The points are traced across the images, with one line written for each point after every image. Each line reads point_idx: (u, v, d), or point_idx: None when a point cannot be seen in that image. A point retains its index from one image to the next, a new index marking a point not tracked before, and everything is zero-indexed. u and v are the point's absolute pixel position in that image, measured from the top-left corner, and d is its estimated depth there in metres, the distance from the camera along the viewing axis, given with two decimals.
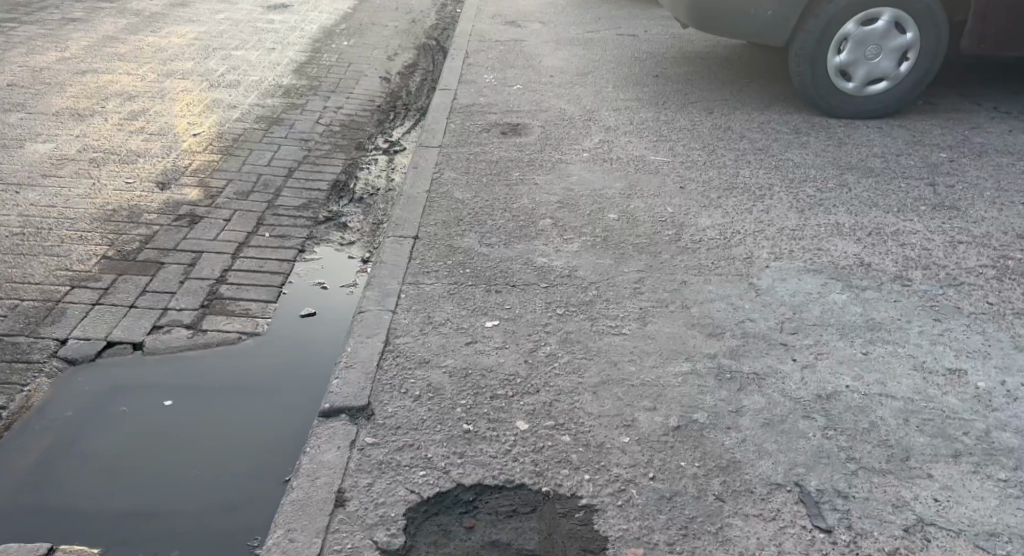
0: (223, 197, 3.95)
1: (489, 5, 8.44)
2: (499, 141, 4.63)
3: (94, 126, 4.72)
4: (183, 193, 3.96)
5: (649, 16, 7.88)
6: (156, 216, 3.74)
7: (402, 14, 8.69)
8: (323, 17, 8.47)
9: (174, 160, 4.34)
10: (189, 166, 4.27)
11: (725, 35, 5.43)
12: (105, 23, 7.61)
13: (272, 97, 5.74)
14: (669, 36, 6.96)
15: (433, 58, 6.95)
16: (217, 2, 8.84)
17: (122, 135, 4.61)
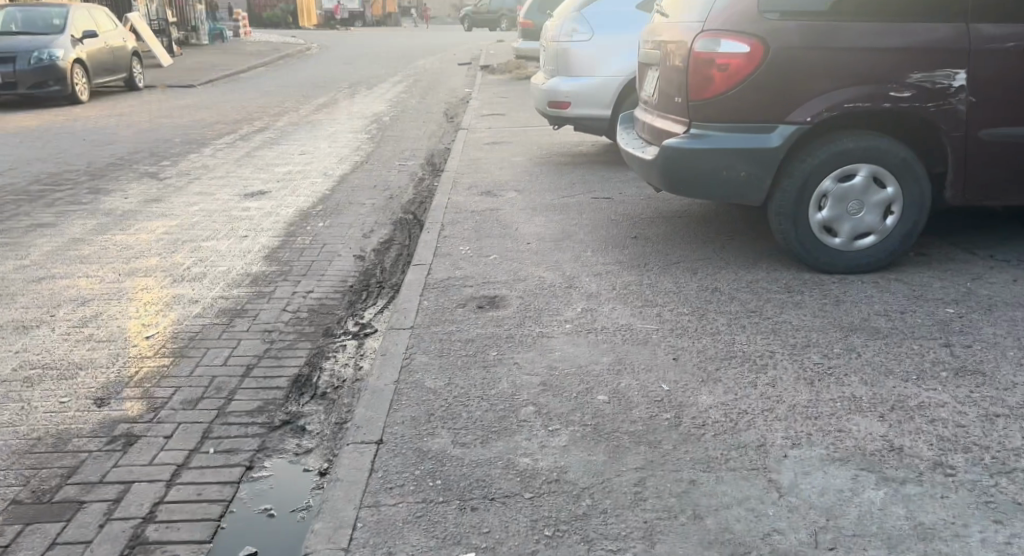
0: (166, 408, 3.64)
1: (465, 176, 8.41)
2: (475, 316, 4.33)
3: (37, 343, 4.49)
4: (122, 407, 3.65)
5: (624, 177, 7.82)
6: (85, 441, 3.35)
7: (378, 190, 8.65)
8: (298, 198, 8.41)
9: (119, 370, 4.09)
10: (134, 375, 4.01)
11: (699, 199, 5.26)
12: (75, 225, 7.48)
13: (238, 286, 5.50)
14: (645, 196, 6.85)
15: (409, 232, 6.80)
16: (195, 195, 8.78)
17: (67, 348, 4.40)
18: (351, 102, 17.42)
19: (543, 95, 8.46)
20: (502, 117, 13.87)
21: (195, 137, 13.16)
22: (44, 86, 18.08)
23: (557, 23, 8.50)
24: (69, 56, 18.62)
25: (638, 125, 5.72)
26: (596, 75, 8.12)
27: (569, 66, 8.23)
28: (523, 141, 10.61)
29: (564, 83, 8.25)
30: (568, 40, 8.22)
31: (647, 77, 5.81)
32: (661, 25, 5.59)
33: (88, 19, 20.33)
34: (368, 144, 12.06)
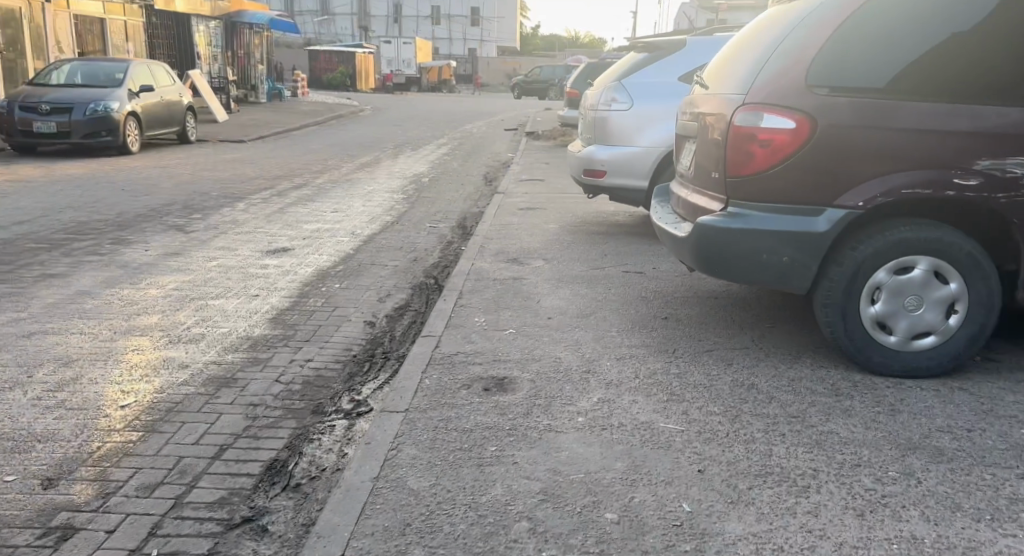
0: (117, 494, 3.29)
1: (493, 242, 8.03)
2: (477, 400, 3.88)
3: (3, 407, 4.17)
4: (70, 493, 3.31)
5: (660, 250, 7.39)
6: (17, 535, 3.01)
7: (404, 252, 8.32)
8: (320, 257, 8.10)
9: (81, 444, 3.76)
10: (95, 451, 3.67)
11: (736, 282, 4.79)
12: (87, 277, 7.21)
13: (235, 351, 5.13)
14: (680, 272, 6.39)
15: (427, 297, 6.42)
16: (216, 249, 8.50)
17: (34, 414, 4.09)
18: (392, 162, 17.32)
19: (578, 162, 8.12)
20: (540, 183, 13.58)
21: (231, 190, 13.04)
22: (97, 137, 18.23)
23: (596, 90, 8.20)
24: (123, 108, 18.82)
25: (673, 200, 5.30)
26: (633, 143, 7.76)
27: (606, 133, 7.89)
28: (558, 208, 10.26)
29: (600, 151, 7.90)
30: (606, 107, 7.90)
31: (683, 150, 5.40)
32: (700, 95, 5.20)
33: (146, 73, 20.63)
34: (402, 205, 11.82)
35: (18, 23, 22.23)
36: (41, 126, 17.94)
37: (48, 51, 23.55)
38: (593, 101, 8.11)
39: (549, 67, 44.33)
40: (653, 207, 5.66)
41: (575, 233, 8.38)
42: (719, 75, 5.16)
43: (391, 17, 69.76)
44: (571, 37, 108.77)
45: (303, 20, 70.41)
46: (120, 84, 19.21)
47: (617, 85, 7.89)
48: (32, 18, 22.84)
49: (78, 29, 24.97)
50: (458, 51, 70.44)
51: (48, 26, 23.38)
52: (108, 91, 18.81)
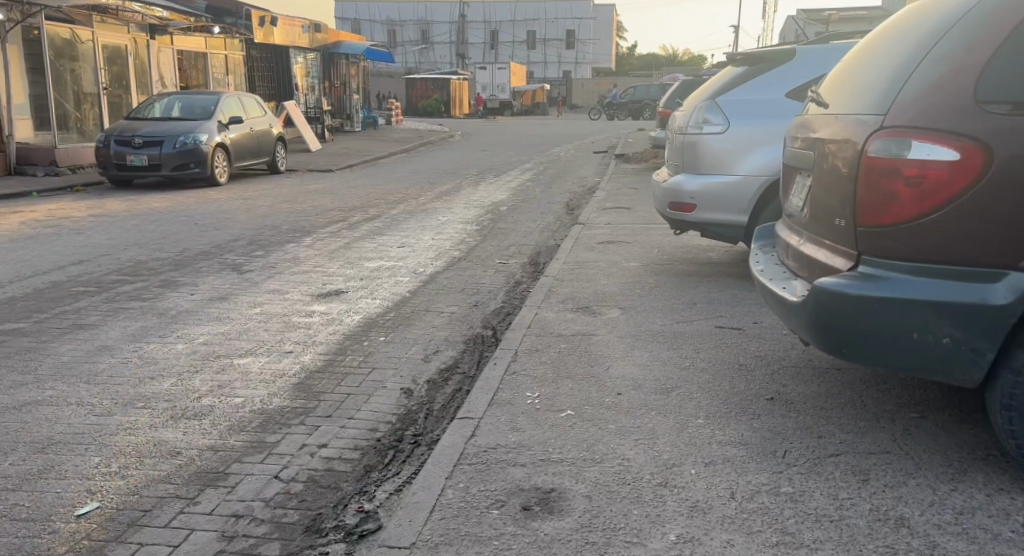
0: None
1: (566, 288, 7.07)
2: (511, 532, 3.03)
3: None
4: None
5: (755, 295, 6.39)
6: None
7: (463, 298, 7.44)
8: (373, 302, 7.27)
9: None
10: None
11: (872, 364, 3.77)
12: (118, 324, 6.48)
13: (240, 431, 4.29)
14: (782, 332, 5.30)
15: (479, 359, 5.51)
16: (265, 289, 7.77)
17: None
18: (471, 190, 16.60)
19: (663, 194, 7.04)
20: (625, 212, 12.59)
21: (302, 221, 12.43)
22: (185, 169, 17.84)
23: (685, 111, 7.14)
24: (212, 140, 18.43)
25: (783, 250, 4.40)
26: (728, 171, 6.66)
27: (696, 160, 6.80)
28: (641, 244, 9.24)
29: (689, 181, 6.80)
30: (697, 130, 6.82)
31: (796, 185, 4.38)
32: (818, 115, 4.20)
33: (238, 106, 20.25)
34: (475, 240, 10.98)
35: (123, 60, 22.51)
36: (134, 160, 17.71)
37: (151, 86, 23.80)
38: (682, 123, 7.04)
39: (643, 87, 43.33)
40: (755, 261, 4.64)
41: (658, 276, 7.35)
42: (842, 90, 4.13)
43: (486, 42, 69.97)
44: (668, 56, 107.33)
45: (403, 48, 71.31)
46: (210, 117, 18.87)
47: (710, 105, 6.81)
48: (136, 52, 23.07)
49: (181, 62, 25.20)
50: (552, 73, 70.07)
51: (150, 60, 23.57)
52: (199, 124, 18.47)
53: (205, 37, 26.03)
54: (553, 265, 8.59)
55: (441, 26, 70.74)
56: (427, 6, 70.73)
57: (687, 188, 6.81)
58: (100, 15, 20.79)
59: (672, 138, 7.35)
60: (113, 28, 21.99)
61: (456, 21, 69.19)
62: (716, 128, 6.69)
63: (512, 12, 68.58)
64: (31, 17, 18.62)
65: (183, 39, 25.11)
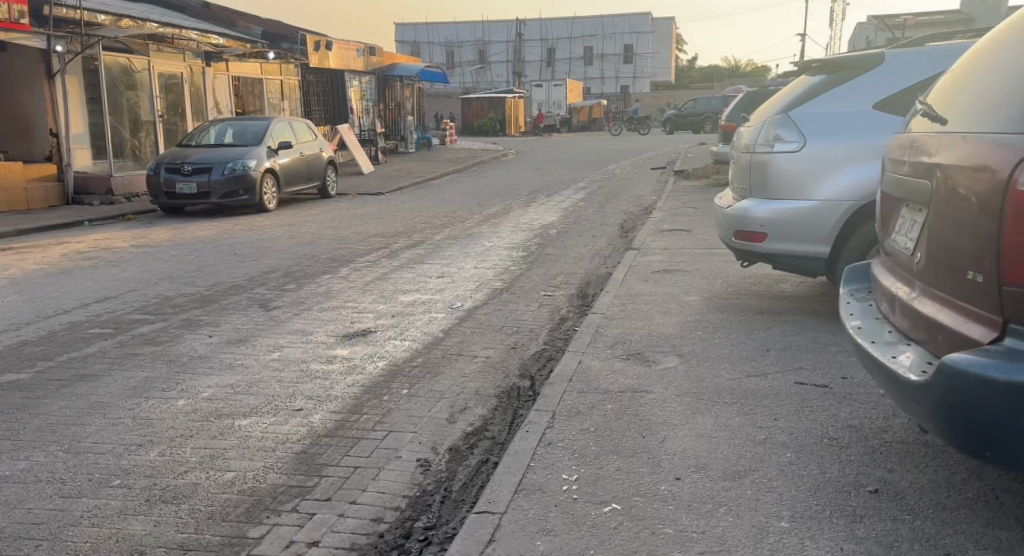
0: None
1: (613, 336, 6.33)
2: None
3: None
4: None
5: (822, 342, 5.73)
6: None
7: (501, 345, 6.72)
8: (399, 348, 6.58)
9: None
10: None
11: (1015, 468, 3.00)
12: (122, 373, 5.76)
13: (219, 522, 3.62)
14: (872, 393, 4.63)
15: (511, 420, 4.84)
16: (290, 330, 7.06)
17: None
18: (521, 213, 15.91)
19: (728, 221, 6.46)
20: (682, 237, 11.76)
21: (342, 249, 11.79)
22: (235, 197, 16.48)
23: (753, 128, 6.56)
24: (263, 166, 17.11)
25: (887, 306, 3.72)
26: (802, 195, 6.06)
27: (766, 183, 6.20)
28: (698, 278, 8.44)
29: (757, 206, 6.22)
30: (767, 149, 6.23)
31: (902, 222, 3.68)
32: (933, 134, 3.49)
33: (288, 131, 19.03)
34: (522, 269, 10.24)
35: (179, 87, 21.76)
36: (183, 188, 16.37)
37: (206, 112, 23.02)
38: (750, 142, 6.47)
39: (703, 99, 42.21)
40: (846, 316, 3.94)
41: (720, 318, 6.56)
42: (961, 104, 3.45)
43: (543, 60, 69.55)
44: (726, 69, 106.01)
45: (460, 69, 71.21)
46: (260, 142, 17.62)
47: (782, 122, 6.22)
48: (192, 79, 22.28)
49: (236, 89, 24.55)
50: (609, 89, 69.29)
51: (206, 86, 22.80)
52: (249, 149, 17.18)
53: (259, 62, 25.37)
54: (602, 302, 7.82)
55: (498, 45, 70.54)
56: (484, 26, 70.60)
57: (755, 214, 6.22)
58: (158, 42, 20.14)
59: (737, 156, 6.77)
60: (168, 55, 21.25)
61: (512, 39, 68.91)
62: (789, 147, 6.10)
63: (568, 29, 68.10)
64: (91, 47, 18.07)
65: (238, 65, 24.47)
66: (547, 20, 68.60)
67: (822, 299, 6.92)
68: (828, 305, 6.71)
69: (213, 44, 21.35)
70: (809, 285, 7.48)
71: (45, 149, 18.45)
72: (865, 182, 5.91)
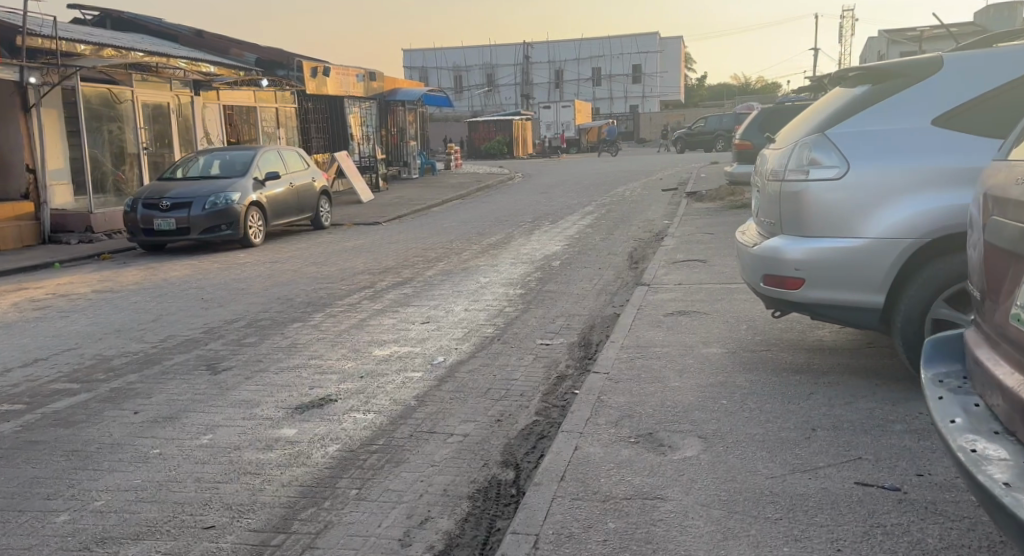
0: None
1: (618, 408, 5.14)
2: None
3: None
4: None
5: (876, 415, 4.62)
6: None
7: (483, 418, 5.52)
8: (358, 424, 5.40)
9: None
10: None
11: None
12: (5, 473, 4.65)
13: None
14: (963, 500, 3.55)
15: (483, 540, 3.69)
16: (234, 400, 5.93)
17: None
18: (523, 244, 14.80)
19: (756, 262, 5.40)
20: (696, 271, 10.60)
21: (322, 288, 10.67)
22: (217, 233, 14.89)
23: (783, 148, 5.47)
24: (247, 198, 15.48)
25: (1012, 414, 2.83)
26: (846, 232, 4.97)
27: (802, 216, 5.12)
28: (718, 326, 7.26)
29: (791, 247, 5.14)
30: (801, 176, 5.15)
31: None
32: None
33: (279, 160, 17.36)
34: (519, 313, 9.09)
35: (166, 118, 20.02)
36: (161, 224, 14.79)
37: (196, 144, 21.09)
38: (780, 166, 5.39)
39: (715, 117, 41.07)
40: (947, 423, 3.04)
41: (749, 385, 5.37)
42: None
43: (551, 82, 68.83)
44: (739, 86, 105.03)
45: (468, 92, 70.51)
46: (245, 173, 15.98)
47: (820, 141, 5.13)
48: (180, 108, 20.42)
49: (230, 118, 22.48)
50: (618, 109, 68.44)
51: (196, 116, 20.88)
52: (232, 180, 15.56)
53: (253, 90, 23.16)
54: (605, 356, 6.64)
55: (505, 68, 69.89)
56: (491, 49, 69.95)
57: (788, 254, 5.14)
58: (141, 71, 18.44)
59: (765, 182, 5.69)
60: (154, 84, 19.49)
61: (520, 62, 68.25)
62: (828, 173, 5.02)
63: (576, 51, 67.40)
64: (69, 78, 16.69)
65: (232, 94, 22.40)
66: (554, 42, 68.03)
67: (871, 355, 5.73)
68: (879, 361, 5.59)
69: (203, 72, 19.88)
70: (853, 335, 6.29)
71: (20, 185, 16.93)
72: (925, 215, 4.78)
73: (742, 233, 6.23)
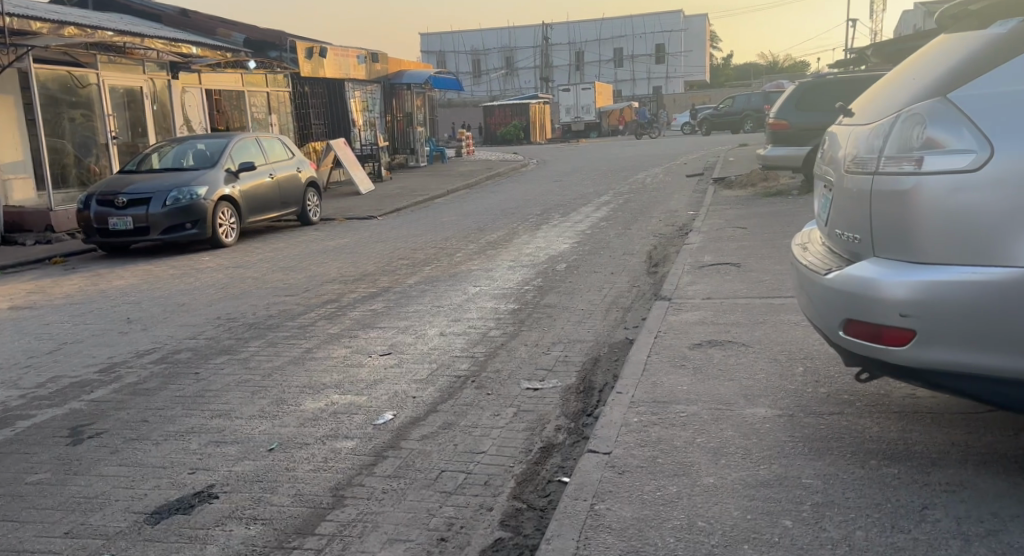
0: None
1: (622, 538, 3.46)
2: None
3: None
4: None
5: None
6: None
7: (421, 536, 3.71)
8: (230, 547, 3.63)
9: None
10: None
11: None
12: None
13: None
14: None
15: None
16: (73, 498, 4.08)
17: None
18: (527, 247, 13.03)
19: (836, 297, 3.87)
20: (723, 288, 8.92)
21: (278, 299, 8.83)
22: (181, 233, 12.32)
23: (877, 124, 3.94)
24: (218, 192, 12.88)
25: None
26: (980, 259, 3.44)
27: (914, 231, 3.60)
28: (763, 388, 5.40)
29: (891, 280, 3.61)
30: (910, 167, 3.63)
31: None
32: None
33: (257, 149, 14.71)
34: (509, 345, 7.28)
35: (140, 103, 17.00)
36: (118, 224, 12.25)
37: (177, 132, 17.99)
38: (874, 152, 3.87)
39: (742, 96, 38.94)
40: None
41: (825, 517, 3.56)
42: None
43: (572, 64, 66.64)
44: (767, 66, 102.14)
45: (487, 77, 68.43)
46: (216, 165, 13.39)
47: (938, 109, 3.60)
48: (155, 95, 17.34)
49: (217, 104, 19.43)
50: (642, 91, 66.29)
51: (174, 102, 17.85)
52: (200, 172, 12.94)
53: (242, 72, 20.02)
54: (608, 430, 4.76)
55: (525, 50, 67.71)
56: (511, 31, 67.72)
57: (888, 290, 3.61)
58: (109, 50, 15.54)
59: (844, 175, 4.17)
60: (121, 67, 16.42)
61: (539, 44, 66.06)
62: (952, 160, 3.50)
63: (597, 31, 65.14)
64: (23, 60, 14.15)
65: (218, 77, 19.28)
66: (574, 23, 65.80)
67: (996, 454, 4.10)
68: (1003, 459, 4.07)
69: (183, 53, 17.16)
70: (959, 426, 4.49)
71: None
72: None
73: (806, 251, 4.70)
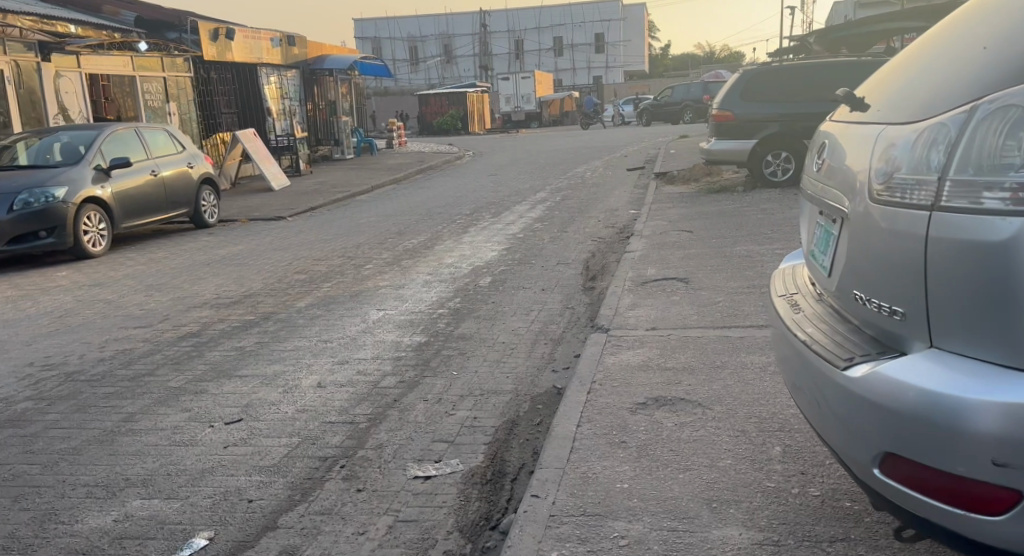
0: None
1: None
2: None
3: None
4: None
5: None
6: None
7: None
8: None
9: None
10: None
11: None
12: None
13: None
14: None
15: None
16: None
17: None
18: (446, 255, 11.41)
19: (866, 414, 2.41)
20: (669, 314, 7.46)
21: (123, 334, 7.10)
22: (33, 243, 10.49)
23: (929, 124, 2.46)
24: (81, 193, 11.01)
25: None
26: None
27: (1005, 313, 2.14)
28: (733, 488, 3.88)
29: (963, 398, 2.15)
30: (997, 202, 2.16)
31: None
32: None
33: (136, 142, 12.77)
34: (403, 403, 5.68)
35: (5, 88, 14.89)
36: None
37: (50, 121, 15.90)
38: (927, 172, 2.38)
39: (681, 87, 37.79)
40: None
41: None
42: None
43: (511, 52, 64.97)
44: (707, 57, 101.94)
45: (424, 65, 66.42)
46: (81, 161, 11.50)
47: None
48: (21, 78, 15.20)
49: (102, 90, 17.39)
50: (583, 81, 64.98)
51: (46, 87, 15.76)
52: (59, 169, 11.06)
53: (132, 54, 17.96)
54: None
55: (463, 38, 65.87)
56: (448, 19, 65.82)
57: (958, 413, 2.15)
58: None
59: (861, 205, 2.69)
60: None
61: (478, 32, 64.23)
62: None
63: (536, 20, 63.62)
64: None
65: (102, 60, 17.21)
66: (512, 12, 64.17)
67: None
68: None
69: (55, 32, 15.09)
70: None
71: None
72: None
73: (797, 308, 3.21)
